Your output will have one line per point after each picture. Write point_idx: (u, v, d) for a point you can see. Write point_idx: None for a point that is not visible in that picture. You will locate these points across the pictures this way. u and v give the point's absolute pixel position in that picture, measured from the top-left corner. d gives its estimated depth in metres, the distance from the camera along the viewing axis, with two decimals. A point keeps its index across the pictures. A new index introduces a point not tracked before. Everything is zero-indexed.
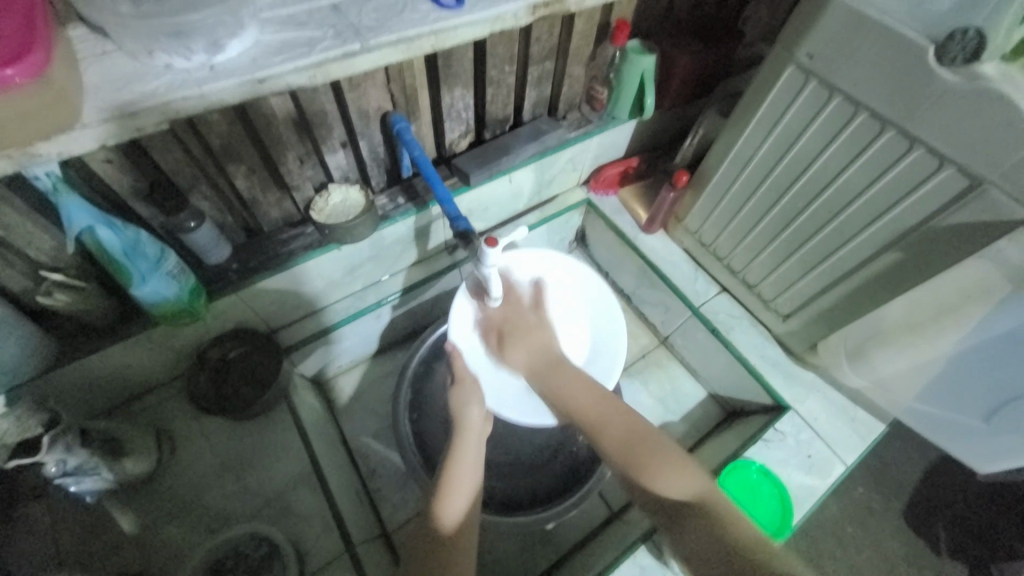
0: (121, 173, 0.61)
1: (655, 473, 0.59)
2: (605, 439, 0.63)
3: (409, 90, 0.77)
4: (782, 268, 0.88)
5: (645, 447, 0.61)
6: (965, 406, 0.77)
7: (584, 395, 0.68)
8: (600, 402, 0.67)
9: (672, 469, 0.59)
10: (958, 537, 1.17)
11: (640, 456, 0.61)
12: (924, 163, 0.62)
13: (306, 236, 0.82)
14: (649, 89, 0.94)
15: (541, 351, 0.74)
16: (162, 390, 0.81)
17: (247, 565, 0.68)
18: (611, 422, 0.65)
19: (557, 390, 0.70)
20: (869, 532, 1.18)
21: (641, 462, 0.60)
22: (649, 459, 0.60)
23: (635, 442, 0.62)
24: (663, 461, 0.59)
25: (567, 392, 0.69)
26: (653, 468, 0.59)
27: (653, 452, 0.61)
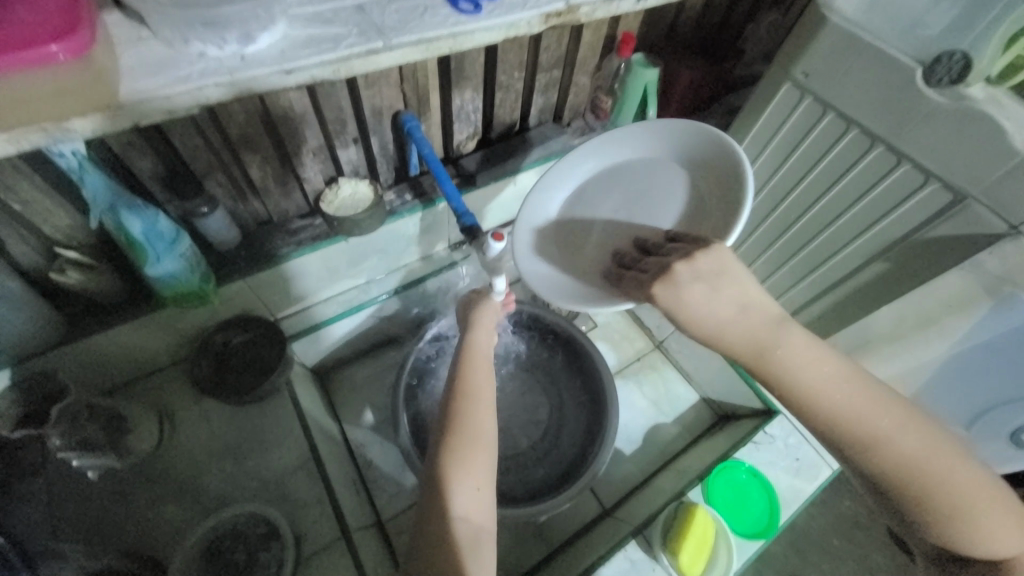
0: (142, 156, 0.63)
1: (974, 515, 0.46)
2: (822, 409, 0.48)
3: (422, 91, 0.80)
4: (776, 276, 0.91)
5: (942, 465, 0.47)
6: (949, 412, 0.79)
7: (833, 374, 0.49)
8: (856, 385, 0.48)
9: (989, 505, 0.47)
10: None
11: (958, 491, 0.47)
12: (909, 178, 0.66)
13: (314, 227, 0.83)
14: (652, 100, 0.98)
15: (734, 305, 0.51)
16: (165, 372, 0.82)
17: (245, 543, 0.69)
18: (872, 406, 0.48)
19: (776, 367, 0.49)
20: (856, 544, 1.23)
21: (943, 506, 0.47)
22: (958, 498, 0.47)
23: (907, 441, 0.47)
24: (964, 493, 0.47)
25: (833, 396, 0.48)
26: (976, 511, 0.46)
27: (951, 472, 0.47)
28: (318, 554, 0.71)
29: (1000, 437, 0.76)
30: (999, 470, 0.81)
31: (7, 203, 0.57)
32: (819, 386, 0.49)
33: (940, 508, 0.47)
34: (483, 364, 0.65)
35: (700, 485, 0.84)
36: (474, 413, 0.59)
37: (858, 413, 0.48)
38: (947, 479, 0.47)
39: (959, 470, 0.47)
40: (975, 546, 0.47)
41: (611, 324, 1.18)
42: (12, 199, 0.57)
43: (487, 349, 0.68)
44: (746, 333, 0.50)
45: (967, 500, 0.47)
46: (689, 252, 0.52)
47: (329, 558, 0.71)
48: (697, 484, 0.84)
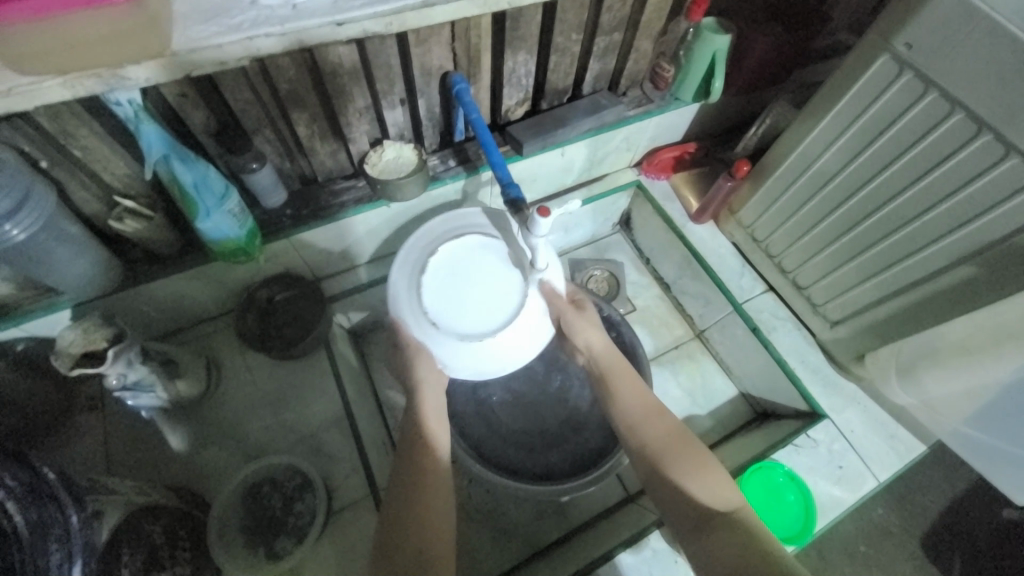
0: (194, 110, 0.63)
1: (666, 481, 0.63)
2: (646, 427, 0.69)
3: (473, 51, 0.76)
4: (839, 272, 0.84)
5: (676, 438, 0.67)
6: (1019, 436, 0.73)
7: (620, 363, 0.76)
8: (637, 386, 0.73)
9: (695, 464, 0.63)
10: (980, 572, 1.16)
11: (670, 452, 0.65)
12: (1018, 174, 0.58)
13: (358, 189, 0.83)
14: (720, 70, 0.90)
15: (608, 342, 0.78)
16: (214, 322, 0.86)
17: (281, 492, 0.72)
18: (631, 387, 0.73)
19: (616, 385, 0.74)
20: (884, 553, 1.19)
21: (668, 456, 0.64)
22: (687, 461, 0.64)
23: (649, 416, 0.69)
24: (682, 455, 0.65)
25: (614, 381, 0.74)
26: (688, 464, 0.64)
27: (684, 446, 0.66)
28: (348, 508, 0.74)
29: None
30: None
31: (67, 148, 0.59)
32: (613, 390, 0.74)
33: (670, 461, 0.64)
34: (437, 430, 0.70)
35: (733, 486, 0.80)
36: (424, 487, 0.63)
37: (626, 394, 0.72)
38: (670, 445, 0.66)
39: (692, 448, 0.66)
40: (695, 490, 0.61)
41: (651, 309, 1.16)
42: (72, 144, 0.58)
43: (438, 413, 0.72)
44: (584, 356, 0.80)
45: (696, 466, 0.63)
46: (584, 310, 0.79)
47: (357, 512, 0.74)
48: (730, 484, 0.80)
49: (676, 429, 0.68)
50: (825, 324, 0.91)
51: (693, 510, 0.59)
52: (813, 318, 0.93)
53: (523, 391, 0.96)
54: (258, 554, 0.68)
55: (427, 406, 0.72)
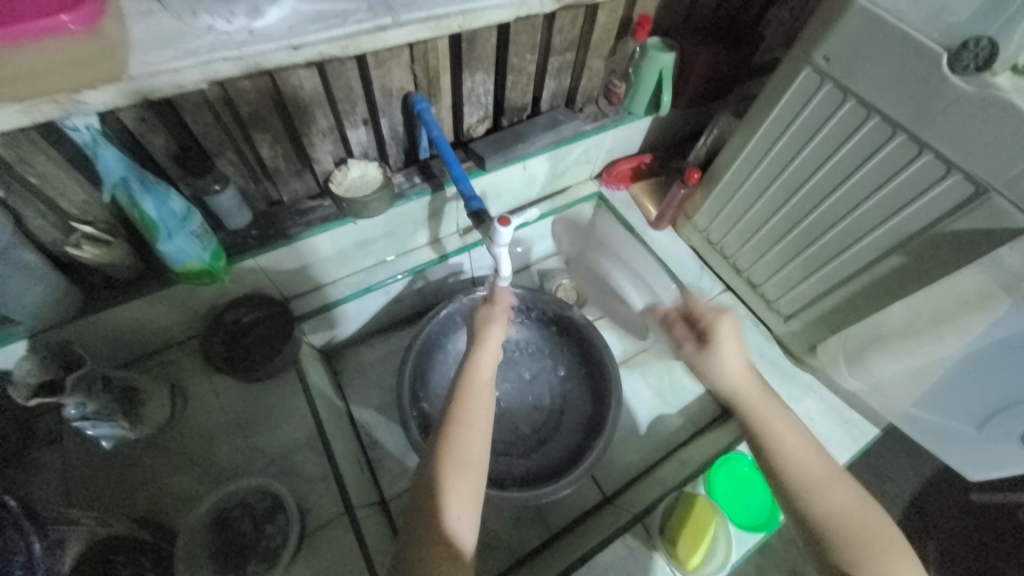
0: (155, 134, 0.64)
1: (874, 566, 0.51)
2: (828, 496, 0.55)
3: (432, 72, 0.79)
4: (787, 269, 0.90)
5: (857, 516, 0.54)
6: (959, 411, 0.78)
7: (779, 407, 0.61)
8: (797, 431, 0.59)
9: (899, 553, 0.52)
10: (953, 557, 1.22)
11: (856, 533, 0.53)
12: (931, 168, 0.64)
13: (324, 208, 0.84)
14: (667, 86, 0.97)
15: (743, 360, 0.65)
16: (178, 347, 0.84)
17: (251, 516, 0.71)
18: (795, 437, 0.59)
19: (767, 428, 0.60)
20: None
21: (863, 543, 0.52)
22: (878, 549, 0.52)
23: (828, 481, 0.56)
24: (878, 538, 0.53)
25: (778, 431, 0.59)
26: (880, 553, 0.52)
27: (868, 525, 0.54)
28: (322, 529, 0.73)
29: (1011, 439, 0.73)
30: (1005, 472, 0.80)
31: (23, 177, 0.58)
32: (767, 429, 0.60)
33: (860, 547, 0.52)
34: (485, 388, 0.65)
35: (702, 478, 0.83)
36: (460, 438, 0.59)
37: (790, 442, 0.59)
38: (855, 521, 0.54)
39: (875, 526, 0.54)
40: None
41: None
42: (28, 172, 0.58)
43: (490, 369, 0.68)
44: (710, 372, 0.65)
45: (885, 553, 0.52)
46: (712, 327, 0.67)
47: (332, 532, 0.72)
48: (699, 477, 0.84)
49: (859, 499, 0.56)
50: (780, 319, 0.97)
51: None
52: (768, 313, 0.99)
53: (498, 400, 0.98)
54: None
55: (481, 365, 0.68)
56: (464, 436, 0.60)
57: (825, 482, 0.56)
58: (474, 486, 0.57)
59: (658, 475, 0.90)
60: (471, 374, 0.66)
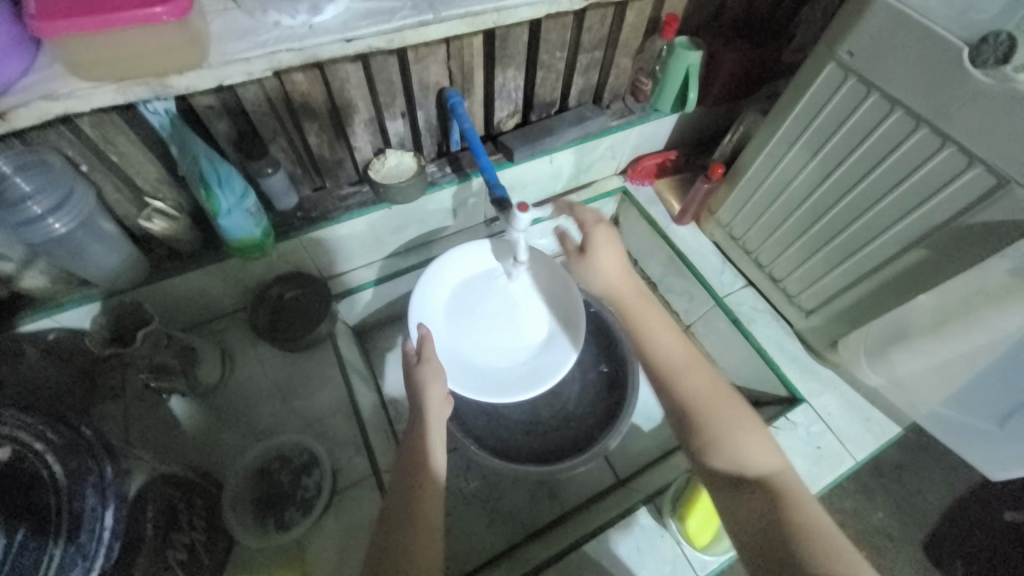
0: (218, 119, 0.72)
1: (726, 436, 0.65)
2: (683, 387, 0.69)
3: (467, 68, 0.85)
4: (809, 263, 0.91)
5: (719, 397, 0.69)
6: (978, 409, 0.79)
7: (655, 322, 0.77)
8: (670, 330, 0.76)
9: (754, 430, 0.65)
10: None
11: (712, 408, 0.67)
12: (953, 161, 0.64)
13: (362, 194, 0.91)
14: (694, 83, 0.99)
15: (619, 265, 0.80)
16: (228, 318, 0.92)
17: (289, 469, 0.78)
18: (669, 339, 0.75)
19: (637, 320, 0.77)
20: (886, 556, 1.22)
21: (715, 418, 0.66)
22: (735, 423, 0.66)
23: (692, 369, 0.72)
24: (731, 416, 0.66)
25: (648, 335, 0.76)
26: (734, 426, 0.65)
27: (724, 407, 0.67)
28: (350, 489, 0.78)
29: None
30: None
31: (106, 154, 0.66)
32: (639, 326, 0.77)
33: (714, 419, 0.66)
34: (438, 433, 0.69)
35: None
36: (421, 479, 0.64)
37: (660, 341, 0.75)
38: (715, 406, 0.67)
39: (735, 406, 0.68)
40: (726, 452, 0.63)
41: None
42: (110, 149, 0.66)
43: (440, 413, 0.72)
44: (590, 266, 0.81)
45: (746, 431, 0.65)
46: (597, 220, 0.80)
47: (359, 491, 0.78)
48: None
49: (717, 387, 0.70)
50: (801, 314, 0.97)
51: (733, 475, 0.62)
52: (789, 309, 0.99)
53: None
54: (268, 525, 0.73)
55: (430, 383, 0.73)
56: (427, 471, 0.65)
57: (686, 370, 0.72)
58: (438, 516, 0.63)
59: (672, 461, 0.92)
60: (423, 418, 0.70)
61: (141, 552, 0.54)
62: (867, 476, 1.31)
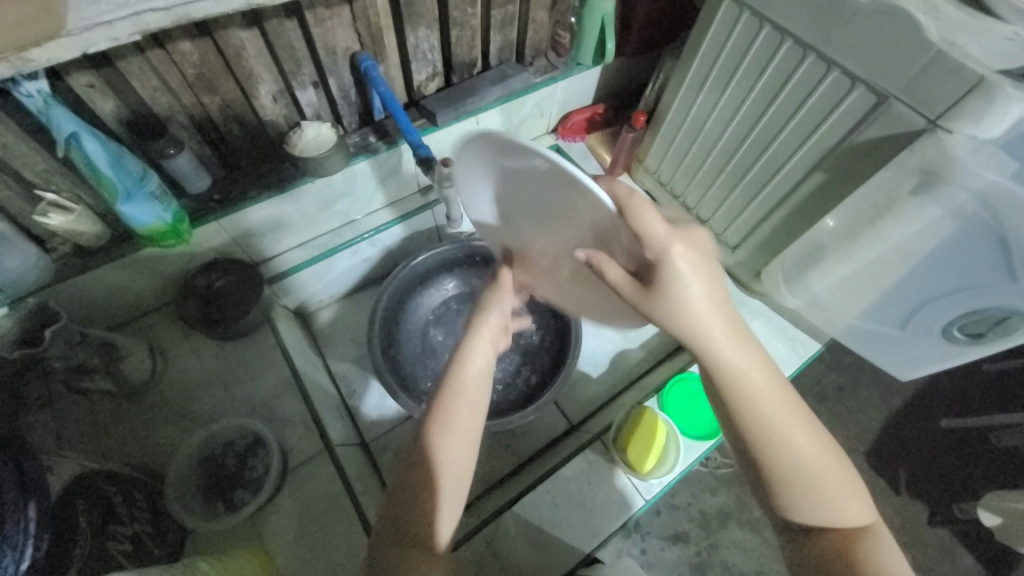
0: (104, 99, 0.67)
1: (820, 501, 0.48)
2: (772, 440, 0.48)
3: (374, 29, 0.82)
4: (729, 200, 0.95)
5: (824, 461, 0.48)
6: (884, 318, 0.87)
7: (763, 376, 0.50)
8: (764, 371, 0.50)
9: (846, 494, 0.48)
10: (915, 474, 1.33)
11: (818, 482, 0.48)
12: (838, 85, 0.68)
13: (283, 170, 0.88)
14: (610, 33, 1.00)
15: (705, 286, 0.50)
16: (156, 313, 0.89)
17: (234, 451, 0.78)
18: (775, 398, 0.50)
19: (734, 362, 0.49)
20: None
21: (809, 481, 0.48)
22: (824, 493, 0.48)
23: (791, 425, 0.49)
24: (833, 485, 0.48)
25: (755, 400, 0.49)
26: (830, 501, 0.48)
27: (829, 471, 0.48)
28: (303, 465, 0.78)
29: (932, 334, 0.83)
30: (930, 366, 0.90)
31: None
32: (752, 367, 0.50)
33: (810, 498, 0.48)
34: (471, 397, 0.59)
35: (655, 396, 0.91)
36: (444, 446, 0.56)
37: (757, 383, 0.49)
38: (818, 469, 0.48)
39: (838, 466, 0.49)
40: (808, 516, 0.48)
41: None
42: None
43: (480, 378, 0.62)
44: (657, 314, 0.50)
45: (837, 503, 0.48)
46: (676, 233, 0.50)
47: (314, 467, 0.78)
48: (653, 396, 0.91)
49: (816, 439, 0.49)
50: (728, 250, 1.02)
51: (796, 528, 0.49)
52: (718, 247, 1.04)
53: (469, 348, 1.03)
54: (217, 508, 0.74)
55: (472, 358, 0.63)
56: (448, 443, 0.56)
57: (792, 423, 0.49)
58: (456, 498, 0.56)
59: (620, 402, 0.97)
60: (457, 384, 0.60)
61: (78, 541, 0.53)
62: (811, 400, 1.41)
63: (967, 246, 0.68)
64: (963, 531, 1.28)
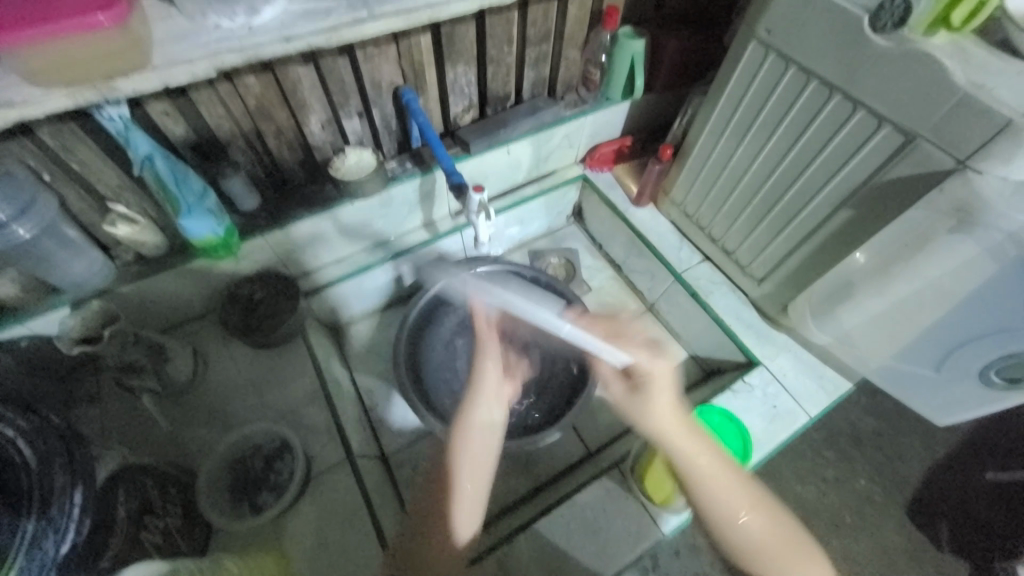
0: (175, 124, 0.75)
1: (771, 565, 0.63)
2: (727, 516, 0.65)
3: (417, 65, 0.88)
4: (755, 232, 0.95)
5: (779, 538, 0.64)
6: (918, 358, 0.84)
7: (716, 469, 0.67)
8: (719, 464, 0.67)
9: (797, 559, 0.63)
10: (959, 530, 1.24)
11: (769, 549, 0.63)
12: (865, 124, 0.70)
13: (325, 192, 0.94)
14: (639, 70, 1.04)
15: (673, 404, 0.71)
16: (201, 319, 0.95)
17: (262, 455, 0.81)
18: (731, 485, 0.66)
19: (691, 460, 0.67)
20: (868, 521, 1.26)
21: (764, 550, 0.63)
22: (769, 555, 0.63)
23: (749, 508, 0.65)
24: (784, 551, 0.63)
25: (717, 489, 0.66)
26: (779, 559, 0.63)
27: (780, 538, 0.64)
28: (325, 474, 0.81)
29: (968, 377, 0.80)
30: (969, 411, 0.86)
31: (67, 163, 0.69)
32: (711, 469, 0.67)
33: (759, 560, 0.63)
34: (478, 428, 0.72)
35: None
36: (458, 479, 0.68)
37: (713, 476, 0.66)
38: (768, 536, 0.64)
39: (781, 533, 0.65)
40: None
41: (606, 289, 1.28)
42: (70, 158, 0.69)
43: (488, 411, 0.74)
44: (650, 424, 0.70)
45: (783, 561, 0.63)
46: (648, 350, 0.74)
47: (335, 476, 0.80)
48: None
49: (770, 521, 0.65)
50: (754, 283, 1.02)
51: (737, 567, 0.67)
52: (743, 278, 1.04)
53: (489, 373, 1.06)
54: (244, 509, 0.76)
55: (483, 382, 0.76)
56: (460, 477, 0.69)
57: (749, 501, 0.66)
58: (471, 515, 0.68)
59: (639, 431, 0.96)
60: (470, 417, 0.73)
61: (113, 533, 0.56)
62: (845, 444, 1.35)
63: (1005, 285, 0.66)
64: None
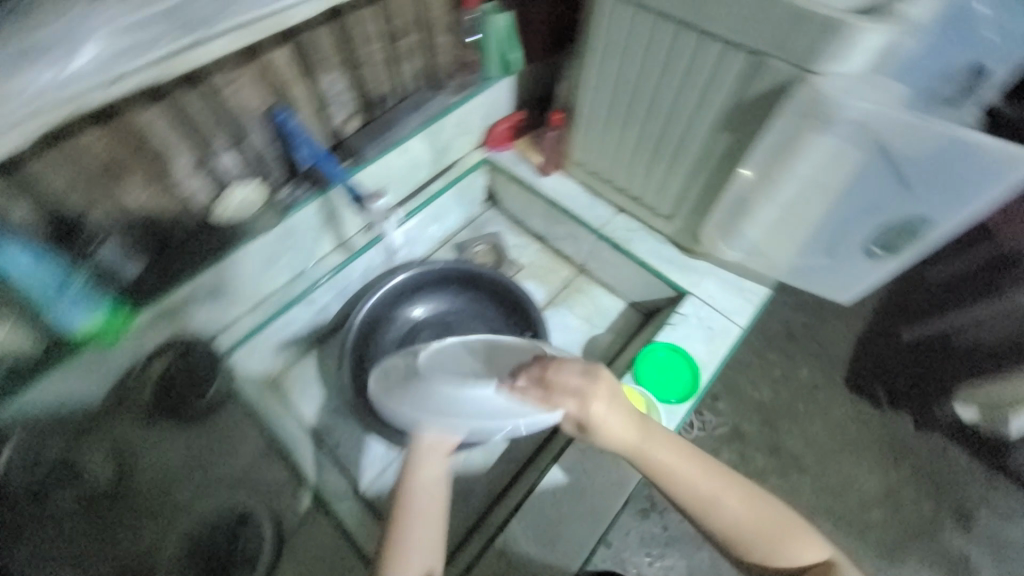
0: (12, 205, 0.65)
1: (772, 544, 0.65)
2: (716, 510, 0.66)
3: (282, 83, 0.84)
4: (655, 173, 1.00)
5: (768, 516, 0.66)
6: (814, 248, 0.93)
7: (696, 469, 0.67)
8: (707, 470, 0.68)
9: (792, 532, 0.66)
10: (893, 387, 1.40)
11: (761, 529, 0.65)
12: (718, 51, 0.75)
13: (218, 238, 0.87)
14: (512, 43, 1.06)
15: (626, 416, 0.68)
16: (112, 412, 0.84)
17: (222, 531, 0.79)
18: (725, 489, 0.67)
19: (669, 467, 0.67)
20: (817, 406, 1.40)
21: (759, 535, 0.65)
22: (768, 536, 0.65)
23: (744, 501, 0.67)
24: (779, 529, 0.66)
25: (699, 488, 0.66)
26: (791, 544, 0.65)
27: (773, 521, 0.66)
28: (302, 526, 0.81)
29: (854, 254, 0.90)
30: (864, 288, 0.95)
31: None
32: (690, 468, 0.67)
33: (772, 551, 0.65)
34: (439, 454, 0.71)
35: (630, 370, 0.94)
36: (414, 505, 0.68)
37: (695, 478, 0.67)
38: (760, 516, 0.66)
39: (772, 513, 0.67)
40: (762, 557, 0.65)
41: (536, 263, 1.31)
42: None
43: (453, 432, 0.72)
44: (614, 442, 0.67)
45: (790, 539, 0.65)
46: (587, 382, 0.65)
47: (309, 527, 0.81)
48: (627, 371, 0.94)
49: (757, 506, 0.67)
50: (666, 222, 1.08)
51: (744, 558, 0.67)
52: (655, 220, 1.09)
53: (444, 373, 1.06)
54: None
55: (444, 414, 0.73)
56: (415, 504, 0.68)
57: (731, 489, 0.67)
58: (430, 538, 0.67)
59: None
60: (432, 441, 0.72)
61: None
62: (781, 344, 1.48)
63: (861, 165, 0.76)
64: (953, 431, 1.36)
